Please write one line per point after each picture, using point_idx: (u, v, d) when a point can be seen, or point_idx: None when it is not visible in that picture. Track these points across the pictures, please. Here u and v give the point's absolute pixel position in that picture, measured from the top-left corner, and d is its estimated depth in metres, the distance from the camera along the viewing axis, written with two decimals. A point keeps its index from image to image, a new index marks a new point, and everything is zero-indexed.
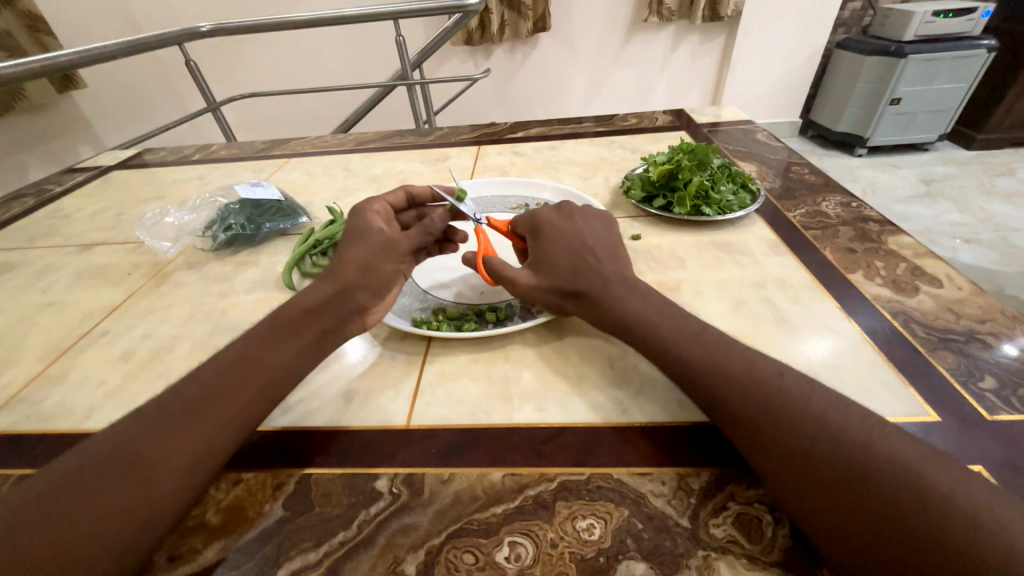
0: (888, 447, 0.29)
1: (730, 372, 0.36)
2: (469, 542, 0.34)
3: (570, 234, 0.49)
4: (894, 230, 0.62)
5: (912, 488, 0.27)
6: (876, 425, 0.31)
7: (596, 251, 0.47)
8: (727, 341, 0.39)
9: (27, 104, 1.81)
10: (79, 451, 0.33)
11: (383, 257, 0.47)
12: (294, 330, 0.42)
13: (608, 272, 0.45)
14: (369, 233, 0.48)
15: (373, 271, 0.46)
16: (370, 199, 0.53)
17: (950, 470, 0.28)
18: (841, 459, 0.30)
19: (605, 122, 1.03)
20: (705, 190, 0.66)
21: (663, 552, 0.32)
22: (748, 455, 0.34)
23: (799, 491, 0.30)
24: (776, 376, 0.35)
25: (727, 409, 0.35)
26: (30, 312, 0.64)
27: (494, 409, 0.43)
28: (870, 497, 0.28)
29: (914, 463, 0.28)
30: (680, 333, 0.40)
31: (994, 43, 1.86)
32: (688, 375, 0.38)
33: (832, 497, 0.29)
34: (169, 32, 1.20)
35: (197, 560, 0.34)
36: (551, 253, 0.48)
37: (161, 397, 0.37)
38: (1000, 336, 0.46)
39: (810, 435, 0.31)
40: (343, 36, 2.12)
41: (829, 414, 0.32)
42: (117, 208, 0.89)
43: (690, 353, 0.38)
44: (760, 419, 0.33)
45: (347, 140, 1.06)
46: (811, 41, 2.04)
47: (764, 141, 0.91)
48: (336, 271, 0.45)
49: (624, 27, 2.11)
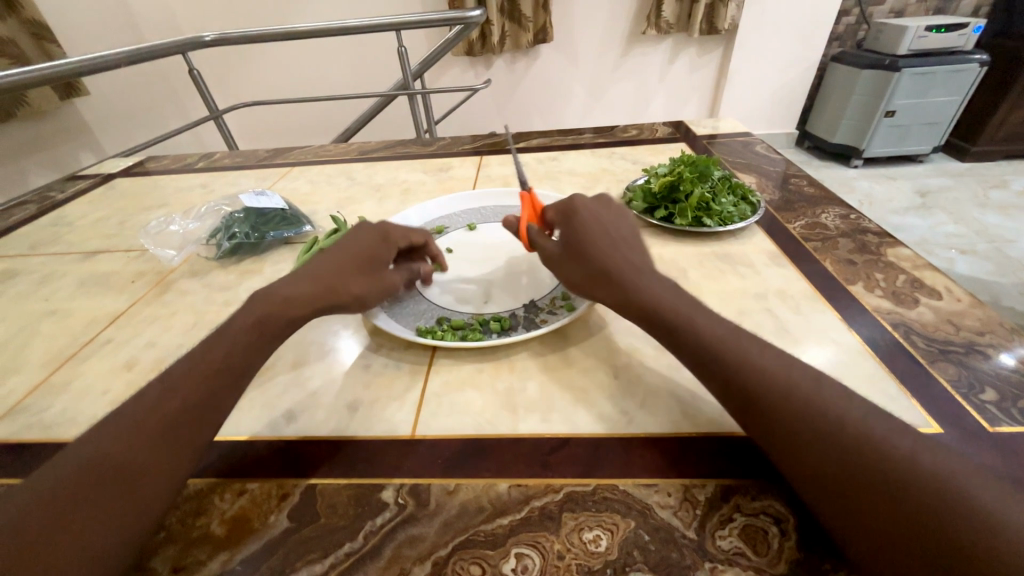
0: (932, 460, 0.29)
1: (768, 372, 0.35)
2: (476, 553, 0.34)
3: (606, 223, 0.48)
4: (892, 242, 0.63)
5: (954, 503, 0.27)
6: (917, 438, 0.31)
7: (628, 242, 0.46)
8: (762, 340, 0.38)
9: (28, 111, 1.81)
10: (58, 463, 0.32)
11: (375, 296, 0.50)
12: (271, 331, 0.43)
13: (643, 265, 0.44)
14: (375, 267, 0.51)
15: (359, 303, 0.49)
16: (402, 228, 0.56)
17: (991, 489, 0.28)
18: (882, 469, 0.29)
19: (605, 133, 1.04)
20: (706, 201, 0.67)
21: (670, 563, 0.32)
22: (779, 457, 0.33)
23: (835, 500, 0.30)
24: (815, 382, 0.34)
25: (758, 402, 0.34)
26: (33, 320, 0.63)
27: (499, 420, 0.43)
28: (912, 508, 0.28)
29: (959, 479, 0.28)
30: (711, 326, 0.39)
31: (986, 58, 1.90)
32: (721, 372, 0.36)
33: (873, 507, 0.29)
34: (174, 42, 1.21)
35: (201, 571, 0.34)
36: (586, 236, 0.47)
37: (140, 401, 0.36)
38: (999, 347, 0.46)
39: (854, 441, 0.30)
40: (345, 47, 2.15)
41: (872, 423, 0.31)
42: (120, 216, 0.89)
43: (725, 345, 0.37)
44: (795, 423, 0.32)
45: (350, 149, 1.06)
46: (806, 53, 2.07)
47: (763, 153, 0.92)
48: (333, 285, 0.47)
49: (623, 40, 2.14)
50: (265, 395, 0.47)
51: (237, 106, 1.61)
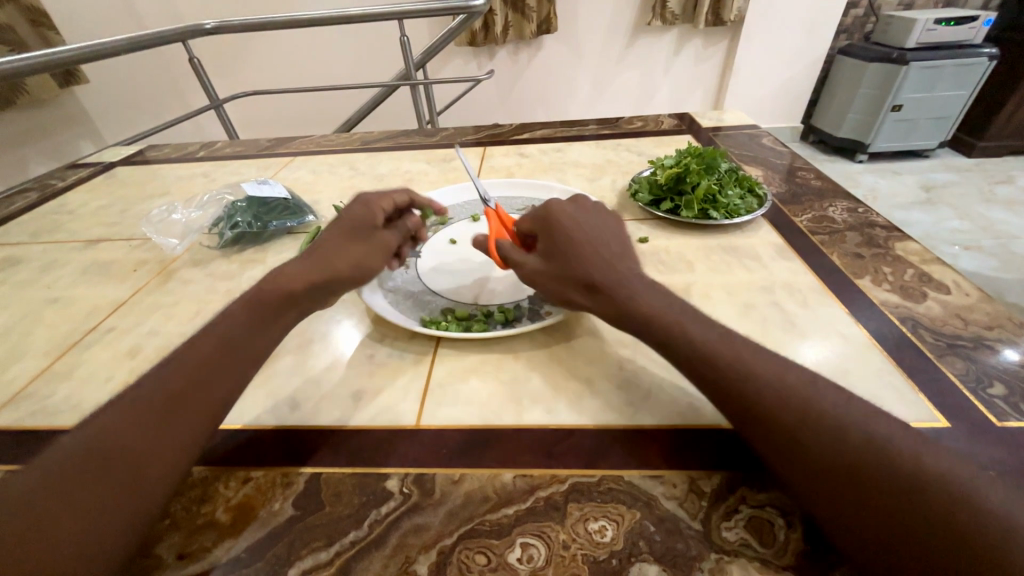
0: (933, 458, 0.29)
1: (766, 377, 0.35)
2: (481, 543, 0.34)
3: (586, 230, 0.46)
4: (901, 236, 0.62)
5: (960, 504, 0.27)
6: (914, 437, 0.31)
7: (622, 257, 0.46)
8: (755, 344, 0.38)
9: (27, 99, 1.81)
10: (60, 448, 0.32)
11: (375, 257, 0.50)
12: (274, 314, 0.43)
13: (625, 269, 0.44)
14: (366, 232, 0.50)
15: (363, 268, 0.48)
16: (378, 195, 0.54)
17: (989, 486, 0.28)
18: (889, 469, 0.29)
19: (610, 124, 1.03)
20: (713, 193, 0.66)
21: (675, 554, 0.32)
22: (780, 462, 0.33)
23: (840, 503, 0.30)
24: (811, 385, 0.34)
25: (757, 409, 0.34)
26: (36, 308, 0.63)
27: (505, 410, 0.43)
28: (923, 509, 0.27)
29: (961, 477, 0.28)
30: (703, 333, 0.39)
31: (995, 52, 1.88)
32: (718, 380, 0.36)
33: (878, 508, 0.28)
34: (174, 30, 1.20)
35: (208, 558, 0.34)
36: (567, 241, 0.46)
37: (144, 388, 0.36)
38: (1007, 342, 0.46)
39: (856, 444, 0.30)
40: (347, 36, 2.13)
41: (872, 423, 0.31)
42: (121, 204, 0.88)
43: (720, 350, 0.37)
44: (797, 426, 0.32)
45: (351, 139, 1.06)
46: (812, 45, 2.05)
47: (770, 145, 0.91)
48: (324, 258, 0.47)
49: (627, 31, 2.12)
50: (268, 383, 0.47)
51: (240, 95, 1.59)
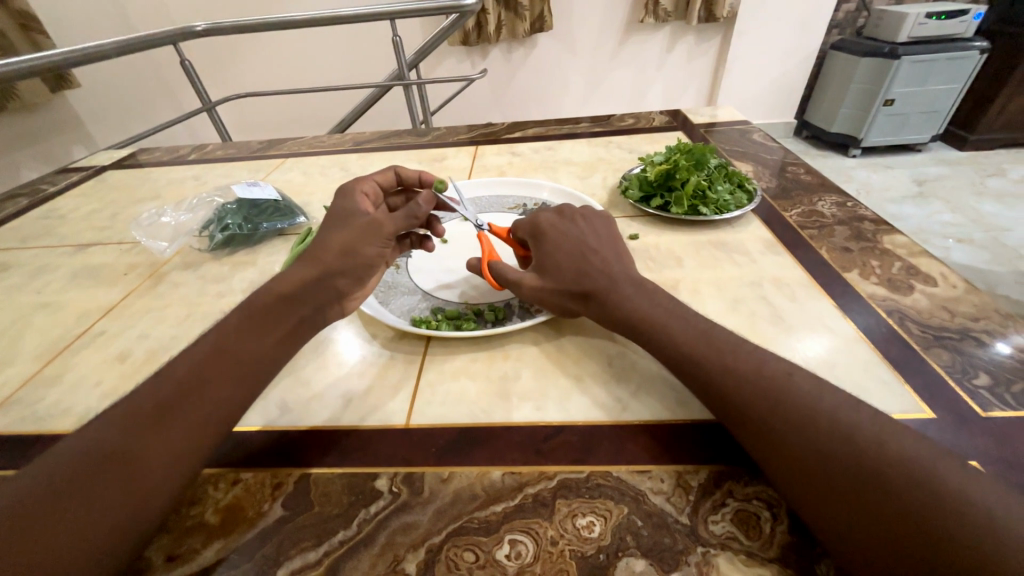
0: (900, 443, 0.30)
1: (741, 372, 0.36)
2: (470, 540, 0.34)
3: (571, 238, 0.49)
4: (889, 229, 0.63)
5: (922, 488, 0.27)
6: (882, 423, 0.31)
7: (612, 259, 0.47)
8: (736, 339, 0.39)
9: (19, 103, 1.80)
10: (56, 451, 0.32)
11: (366, 240, 0.47)
12: (270, 317, 0.42)
13: (614, 271, 0.46)
14: (350, 219, 0.49)
15: (353, 254, 0.46)
16: (359, 180, 0.56)
17: (953, 469, 0.28)
18: (854, 457, 0.30)
19: (601, 122, 1.03)
20: (702, 189, 0.66)
21: (663, 549, 0.33)
22: (756, 453, 0.34)
23: (810, 491, 0.31)
24: (786, 377, 0.35)
25: (734, 404, 0.35)
26: (25, 313, 0.63)
27: (494, 408, 0.43)
28: (886, 495, 0.28)
29: (927, 461, 0.29)
30: (686, 332, 0.40)
31: (986, 45, 1.89)
32: (699, 378, 0.38)
33: (845, 495, 0.29)
34: (165, 33, 1.19)
35: (197, 559, 0.34)
36: (553, 253, 0.48)
37: (143, 392, 0.36)
38: (994, 334, 0.46)
39: (823, 432, 0.31)
40: (339, 37, 2.12)
41: (841, 412, 0.32)
42: (112, 208, 0.88)
43: (699, 349, 0.39)
44: (768, 417, 0.33)
45: (343, 140, 1.05)
46: (804, 41, 2.06)
47: (760, 141, 0.92)
48: (315, 254, 0.46)
49: (621, 28, 2.12)
50: None
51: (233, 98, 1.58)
